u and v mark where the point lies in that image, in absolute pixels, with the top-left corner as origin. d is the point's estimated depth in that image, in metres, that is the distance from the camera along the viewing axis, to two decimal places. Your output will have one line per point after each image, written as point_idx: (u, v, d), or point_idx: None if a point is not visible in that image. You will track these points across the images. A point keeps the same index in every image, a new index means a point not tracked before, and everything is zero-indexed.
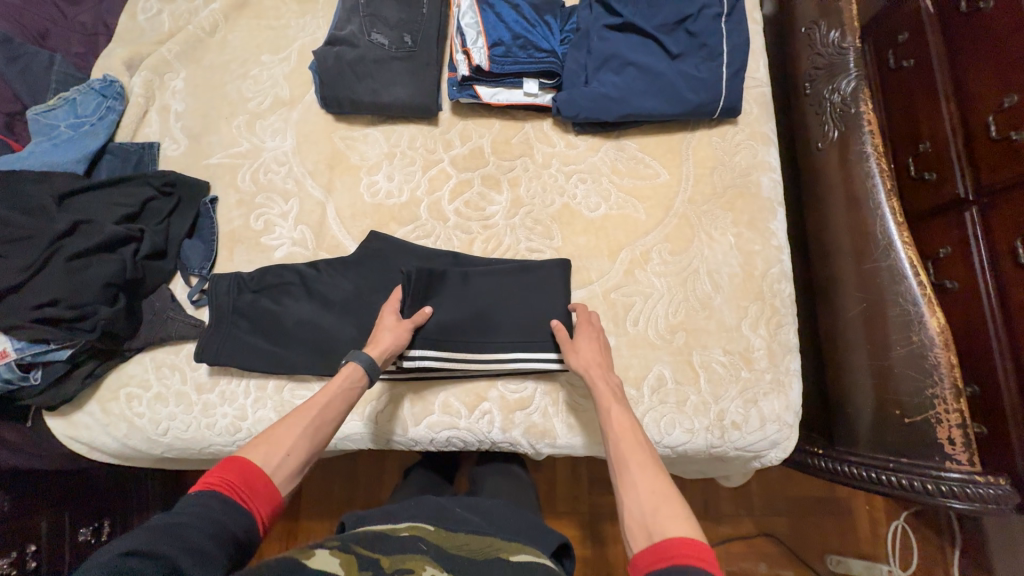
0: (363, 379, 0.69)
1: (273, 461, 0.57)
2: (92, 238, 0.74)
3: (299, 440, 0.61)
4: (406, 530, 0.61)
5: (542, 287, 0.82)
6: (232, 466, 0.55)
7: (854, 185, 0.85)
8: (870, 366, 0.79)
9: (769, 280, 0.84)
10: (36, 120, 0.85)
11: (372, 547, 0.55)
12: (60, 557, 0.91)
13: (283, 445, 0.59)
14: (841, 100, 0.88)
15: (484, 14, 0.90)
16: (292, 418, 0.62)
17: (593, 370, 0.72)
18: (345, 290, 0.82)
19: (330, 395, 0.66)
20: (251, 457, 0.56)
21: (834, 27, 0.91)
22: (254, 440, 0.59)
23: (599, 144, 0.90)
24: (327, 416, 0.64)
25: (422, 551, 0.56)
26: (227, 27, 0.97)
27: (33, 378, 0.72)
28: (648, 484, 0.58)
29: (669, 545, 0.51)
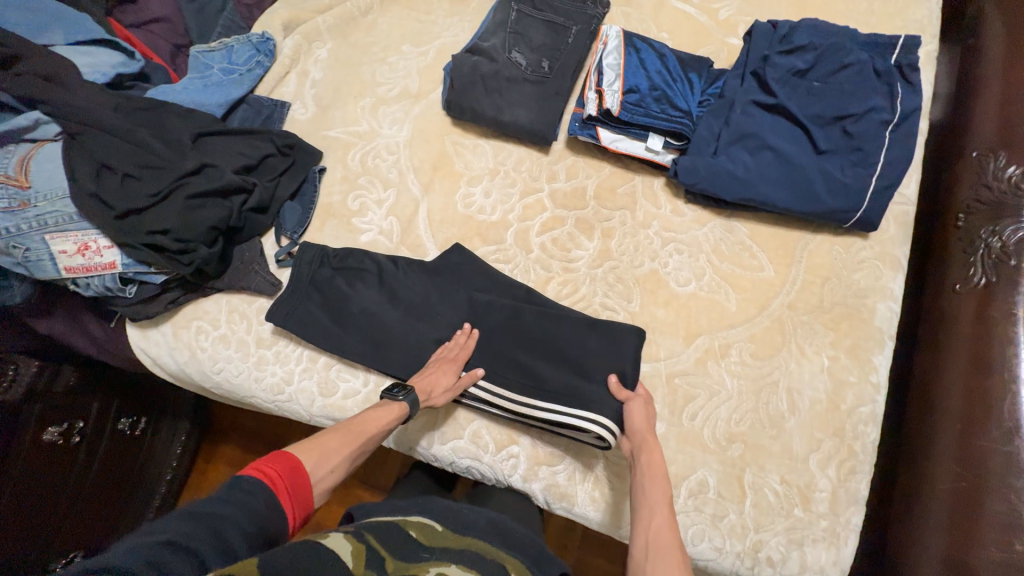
0: (405, 418, 0.69)
1: (316, 472, 0.59)
2: (213, 182, 0.78)
3: (344, 457, 0.62)
4: (415, 526, 0.60)
5: (607, 350, 0.77)
6: (283, 462, 0.56)
7: (988, 347, 0.74)
8: (945, 554, 0.69)
9: (854, 418, 0.75)
10: (196, 58, 0.94)
11: (381, 542, 0.54)
12: (98, 440, 0.98)
13: (331, 459, 0.61)
14: (1000, 247, 0.77)
15: (628, 58, 0.87)
16: (342, 435, 0.64)
17: (645, 453, 0.66)
18: (416, 294, 0.83)
19: (379, 419, 0.67)
20: (301, 459, 0.58)
21: (1014, 163, 0.79)
22: (303, 444, 0.60)
23: (707, 218, 0.85)
24: (369, 444, 0.66)
25: (427, 557, 0.55)
26: (380, 10, 1.01)
27: (128, 292, 0.78)
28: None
29: None
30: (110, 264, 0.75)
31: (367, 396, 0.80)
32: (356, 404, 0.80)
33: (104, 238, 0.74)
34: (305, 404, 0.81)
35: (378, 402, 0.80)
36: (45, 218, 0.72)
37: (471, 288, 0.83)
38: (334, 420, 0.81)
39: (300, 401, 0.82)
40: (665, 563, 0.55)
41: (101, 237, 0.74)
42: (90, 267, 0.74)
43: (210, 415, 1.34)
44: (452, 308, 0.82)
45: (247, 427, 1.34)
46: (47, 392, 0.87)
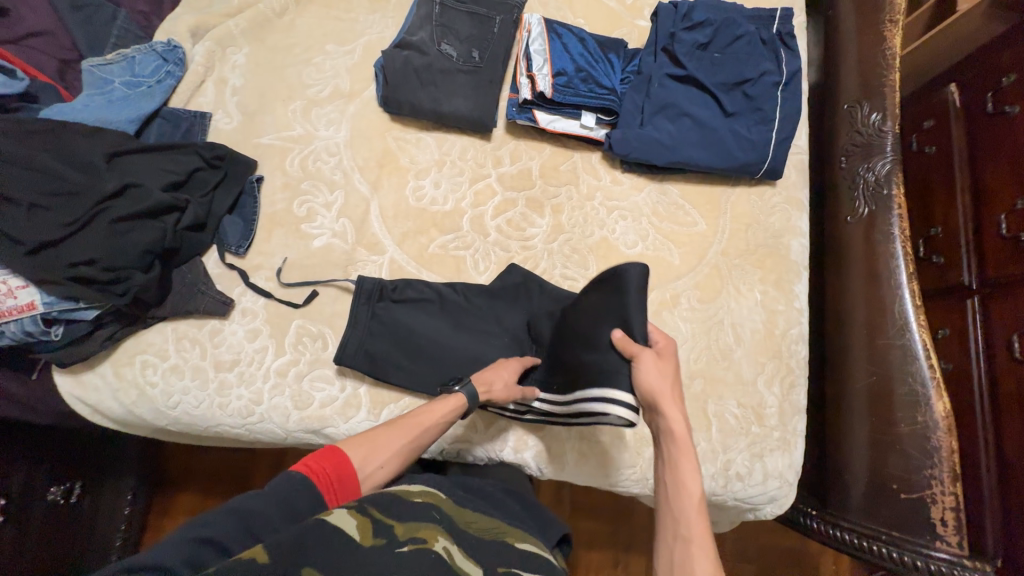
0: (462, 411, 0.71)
1: (365, 467, 0.61)
2: (139, 203, 0.73)
3: (393, 454, 0.64)
4: (419, 496, 0.60)
5: (603, 303, 0.71)
6: (336, 460, 0.59)
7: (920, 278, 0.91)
8: (871, 435, 0.83)
9: (787, 340, 0.87)
10: (91, 72, 0.86)
11: (387, 513, 0.54)
12: (27, 515, 0.88)
13: (380, 455, 0.62)
14: (875, 180, 0.93)
15: (552, 43, 0.92)
16: (394, 429, 0.65)
17: (676, 433, 0.62)
18: (477, 317, 0.84)
19: (429, 420, 0.67)
20: (351, 456, 0.61)
21: (876, 110, 0.96)
22: (355, 440, 0.62)
23: (643, 184, 0.93)
24: (421, 438, 0.66)
25: (433, 521, 0.56)
26: (296, 11, 0.98)
27: (53, 334, 0.70)
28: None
29: None
30: (27, 305, 0.67)
31: (346, 400, 0.79)
32: (335, 411, 0.79)
33: (16, 278, 0.67)
34: (281, 422, 0.78)
35: (359, 405, 0.79)
36: None
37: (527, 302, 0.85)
38: (314, 432, 0.80)
39: (274, 420, 0.78)
40: (695, 549, 0.56)
41: (12, 277, 0.67)
42: (3, 312, 0.66)
43: (160, 463, 1.22)
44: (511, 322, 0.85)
45: (206, 468, 1.24)
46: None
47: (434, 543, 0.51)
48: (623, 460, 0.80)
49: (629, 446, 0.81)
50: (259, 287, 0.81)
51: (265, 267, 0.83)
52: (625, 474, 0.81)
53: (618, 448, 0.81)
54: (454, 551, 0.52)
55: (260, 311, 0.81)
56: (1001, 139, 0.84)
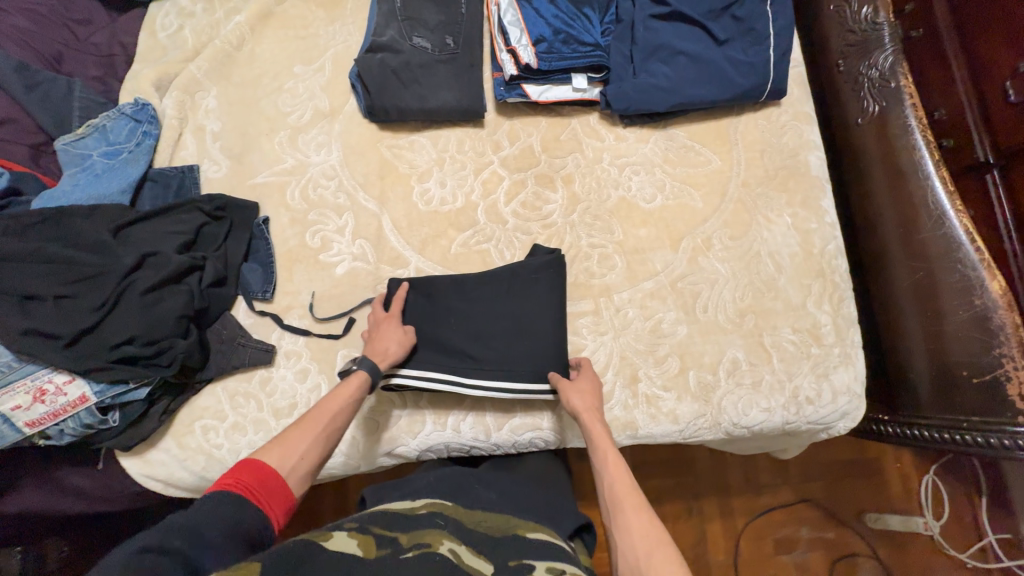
0: (369, 388, 0.69)
1: (285, 464, 0.58)
2: (160, 270, 0.71)
3: (312, 446, 0.61)
4: (423, 508, 0.60)
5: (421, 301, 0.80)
6: (252, 468, 0.56)
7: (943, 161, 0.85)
8: (927, 332, 0.83)
9: (827, 257, 0.86)
10: (66, 151, 0.82)
11: (391, 528, 0.54)
12: None
13: (296, 448, 0.60)
14: (879, 75, 0.90)
15: (525, 11, 0.88)
16: (301, 427, 0.62)
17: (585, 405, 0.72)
18: (495, 299, 0.80)
19: (336, 404, 0.65)
20: (267, 462, 0.57)
21: (865, 4, 0.92)
22: (268, 445, 0.59)
23: (648, 134, 0.91)
24: (335, 425, 0.64)
25: (437, 527, 0.55)
26: (254, 39, 0.94)
27: (112, 421, 0.69)
28: (632, 502, 0.61)
29: (643, 537, 0.57)
30: (79, 398, 0.66)
31: (410, 418, 0.80)
32: (402, 430, 0.80)
33: (60, 374, 0.65)
34: (352, 451, 0.79)
35: (424, 418, 0.80)
36: None
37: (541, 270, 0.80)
38: (385, 453, 0.80)
39: (346, 452, 0.79)
40: (616, 483, 0.63)
41: (56, 373, 0.65)
42: (58, 411, 0.65)
43: None
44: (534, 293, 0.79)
45: None
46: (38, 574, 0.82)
47: (440, 546, 0.51)
48: (695, 410, 0.80)
49: (696, 397, 0.81)
50: (295, 327, 0.80)
51: (296, 306, 0.82)
52: (699, 424, 0.80)
53: (686, 401, 0.80)
54: (460, 552, 0.51)
55: (303, 350, 0.80)
56: (996, 2, 0.80)
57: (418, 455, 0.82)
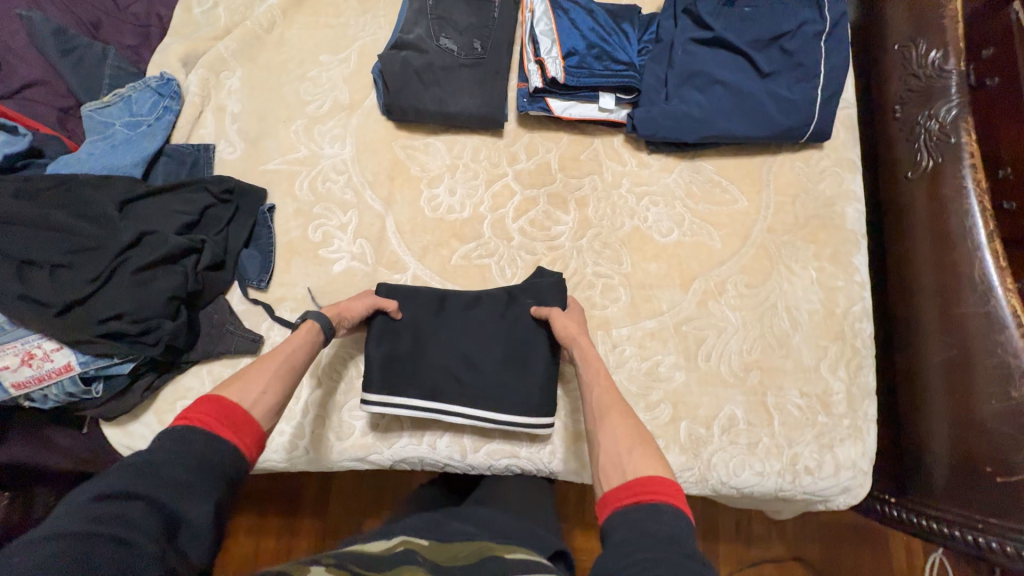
0: (325, 333, 0.67)
1: (246, 395, 0.54)
2: (157, 249, 0.71)
3: (273, 379, 0.58)
4: (401, 542, 0.57)
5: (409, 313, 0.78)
6: (209, 404, 0.51)
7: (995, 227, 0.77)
8: (951, 415, 0.76)
9: (850, 319, 0.80)
10: (90, 118, 0.83)
11: (365, 565, 0.51)
12: None
13: (256, 383, 0.56)
14: (939, 128, 0.82)
15: (559, 21, 0.84)
16: (263, 361, 0.59)
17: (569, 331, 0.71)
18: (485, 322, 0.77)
19: (295, 343, 0.63)
20: (225, 395, 0.53)
21: (934, 47, 0.84)
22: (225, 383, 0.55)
23: (673, 164, 0.86)
24: (294, 360, 0.62)
25: (413, 563, 0.53)
26: (285, 23, 0.93)
27: (94, 391, 0.70)
28: (620, 412, 0.59)
29: (625, 440, 0.55)
30: (65, 366, 0.67)
31: (386, 427, 0.78)
32: (377, 437, 0.78)
33: (49, 341, 0.67)
34: (322, 453, 0.78)
35: (400, 430, 0.78)
36: None
37: (539, 297, 0.77)
38: (357, 460, 0.79)
39: (317, 454, 0.78)
40: (603, 395, 0.61)
41: (45, 340, 0.67)
42: (43, 376, 0.67)
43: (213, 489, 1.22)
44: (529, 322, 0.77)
45: (250, 495, 1.17)
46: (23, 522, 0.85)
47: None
48: (682, 464, 0.75)
49: (685, 449, 0.76)
50: (285, 320, 0.80)
51: (289, 298, 0.81)
52: (685, 479, 0.76)
53: (674, 452, 0.76)
54: None
55: None
56: None
57: (390, 465, 0.80)
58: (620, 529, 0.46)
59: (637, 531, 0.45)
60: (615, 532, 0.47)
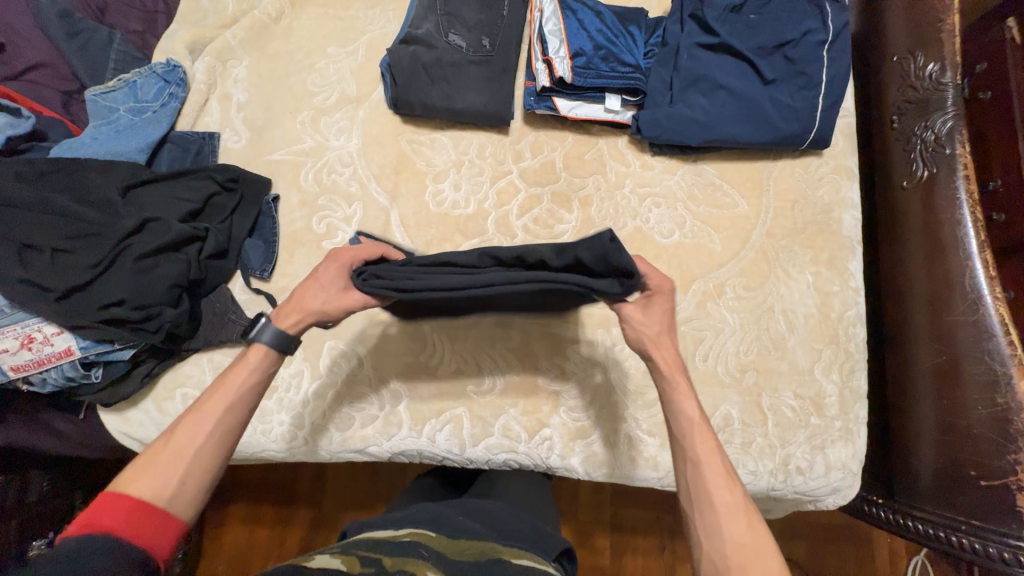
0: (277, 360, 0.59)
1: (156, 487, 0.49)
2: (160, 236, 0.71)
3: (196, 458, 0.52)
4: (408, 534, 0.58)
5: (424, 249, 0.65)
6: (116, 505, 0.47)
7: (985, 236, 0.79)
8: (939, 420, 0.78)
9: (844, 323, 0.81)
10: (94, 102, 0.83)
11: (376, 553, 0.52)
12: None
13: (175, 463, 0.51)
14: (935, 139, 0.84)
15: (568, 21, 0.85)
16: (182, 431, 0.52)
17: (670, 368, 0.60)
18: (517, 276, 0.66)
19: (225, 399, 0.55)
20: (134, 492, 0.48)
21: (932, 60, 0.86)
22: (136, 468, 0.50)
23: (676, 167, 0.87)
24: (227, 422, 0.54)
25: (422, 555, 0.53)
26: (293, 13, 0.93)
27: (94, 376, 0.70)
28: (725, 500, 0.53)
29: (732, 549, 0.50)
30: (65, 351, 0.67)
31: (386, 418, 0.79)
32: (377, 430, 0.78)
33: (49, 325, 0.66)
34: (323, 443, 0.78)
35: (399, 423, 0.78)
36: None
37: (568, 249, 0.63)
38: (358, 451, 0.80)
39: (317, 443, 0.79)
40: (711, 474, 0.54)
41: (45, 324, 0.66)
42: (42, 360, 0.66)
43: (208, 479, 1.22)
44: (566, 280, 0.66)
45: (247, 484, 1.16)
46: (20, 505, 0.82)
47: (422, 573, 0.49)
48: None
49: None
50: None
51: (292, 289, 0.81)
52: None
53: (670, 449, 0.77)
54: None
55: None
56: None
57: (389, 457, 0.81)
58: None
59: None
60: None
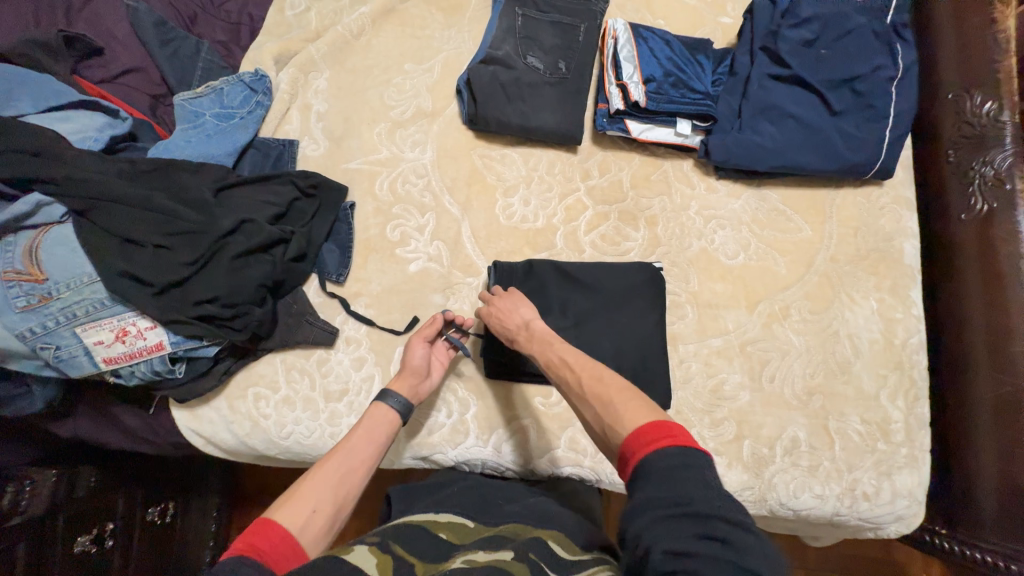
0: (398, 424, 0.67)
1: (301, 519, 0.53)
2: (253, 238, 0.73)
3: (328, 493, 0.56)
4: (445, 527, 0.56)
5: (526, 286, 0.81)
6: (269, 533, 0.50)
7: None
8: (1000, 449, 0.78)
9: (908, 350, 0.82)
10: (182, 105, 0.85)
11: (409, 550, 0.51)
12: (131, 537, 0.87)
13: (310, 500, 0.54)
14: (994, 174, 0.85)
15: (640, 48, 0.89)
16: (318, 471, 0.57)
17: (513, 334, 0.70)
18: (596, 322, 0.80)
19: (358, 441, 0.62)
20: (279, 518, 0.52)
21: (988, 99, 0.87)
22: (283, 500, 0.54)
23: (740, 191, 0.90)
24: (357, 463, 0.60)
25: (456, 551, 0.51)
26: (373, 31, 0.97)
27: (177, 371, 0.71)
28: (611, 391, 0.55)
29: (640, 429, 0.49)
30: (156, 345, 0.69)
31: (454, 426, 0.79)
32: (443, 437, 0.79)
33: (144, 319, 0.68)
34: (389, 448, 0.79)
35: (467, 431, 0.79)
36: (73, 309, 0.65)
37: (625, 312, 0.80)
38: (423, 459, 0.80)
39: None
40: (588, 379, 0.58)
41: (140, 318, 0.68)
42: (134, 353, 0.68)
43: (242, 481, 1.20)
44: (641, 308, 0.80)
45: (280, 489, 1.16)
46: (71, 499, 0.78)
47: (452, 563, 0.48)
48: (744, 481, 0.77)
49: (747, 468, 0.77)
50: (360, 315, 0.81)
51: (364, 294, 0.83)
52: (745, 496, 0.77)
53: (736, 469, 0.77)
54: (475, 558, 0.48)
55: (363, 339, 0.81)
56: None
57: (451, 466, 0.80)
58: (655, 477, 0.44)
59: (654, 493, 0.43)
60: (636, 501, 0.44)
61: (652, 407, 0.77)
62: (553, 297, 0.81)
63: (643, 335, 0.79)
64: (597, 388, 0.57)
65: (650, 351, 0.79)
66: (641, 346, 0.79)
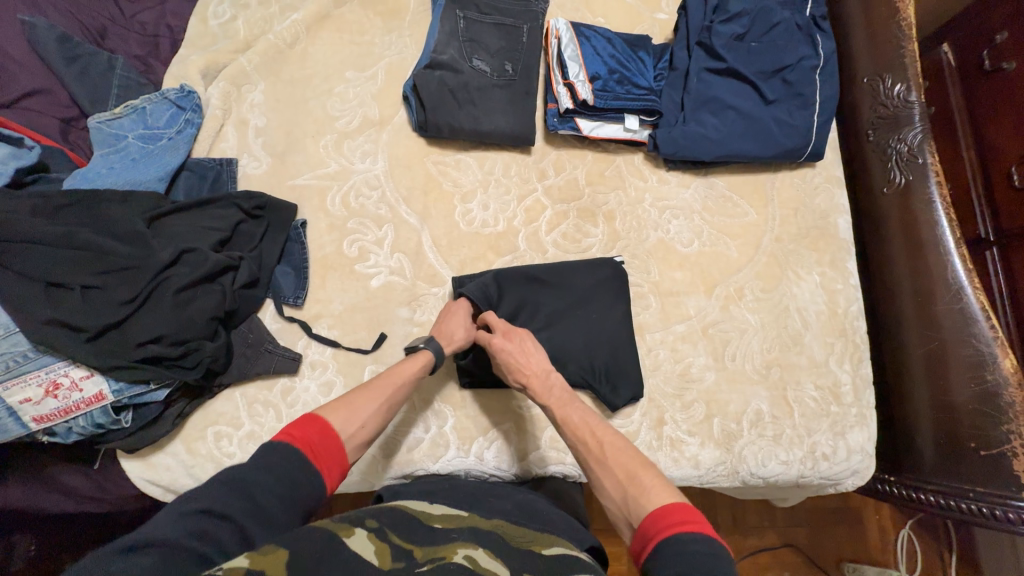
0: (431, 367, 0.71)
1: (349, 427, 0.57)
2: (198, 267, 0.68)
3: (373, 414, 0.60)
4: (439, 517, 0.53)
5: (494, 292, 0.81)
6: (323, 430, 0.54)
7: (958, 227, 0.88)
8: (932, 398, 0.86)
9: (850, 317, 0.89)
10: (98, 128, 0.77)
11: (404, 535, 0.48)
12: None
13: (359, 415, 0.59)
14: (907, 151, 0.94)
15: (583, 47, 0.90)
16: (368, 391, 0.62)
17: (523, 376, 0.70)
18: (565, 321, 0.81)
19: (403, 377, 0.66)
20: (330, 421, 0.56)
21: (898, 81, 0.95)
22: (332, 407, 0.58)
23: (690, 180, 0.93)
24: (397, 395, 0.64)
25: (453, 539, 0.49)
26: (308, 38, 0.92)
27: (124, 421, 0.66)
28: (631, 468, 0.57)
29: (663, 511, 0.51)
30: (95, 396, 0.63)
31: (433, 440, 0.78)
32: (424, 452, 0.77)
33: (77, 368, 0.62)
34: (367, 471, 0.77)
35: (447, 444, 0.78)
36: None
37: (593, 307, 0.82)
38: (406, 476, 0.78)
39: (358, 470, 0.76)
40: (607, 450, 0.60)
41: (73, 368, 0.62)
42: (70, 408, 0.62)
43: None
44: (607, 304, 0.82)
45: None
46: None
47: (454, 556, 0.45)
48: (717, 457, 0.81)
49: (719, 444, 0.81)
50: (324, 338, 0.78)
51: (326, 315, 0.79)
52: (719, 470, 0.81)
53: (709, 447, 0.81)
54: (476, 556, 0.46)
55: (330, 362, 0.77)
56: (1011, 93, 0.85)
57: None
58: (675, 560, 0.46)
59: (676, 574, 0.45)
60: None
61: (627, 398, 0.79)
62: (522, 300, 0.81)
63: (612, 330, 0.81)
64: (618, 459, 0.59)
65: (620, 344, 0.81)
66: (610, 340, 0.81)
